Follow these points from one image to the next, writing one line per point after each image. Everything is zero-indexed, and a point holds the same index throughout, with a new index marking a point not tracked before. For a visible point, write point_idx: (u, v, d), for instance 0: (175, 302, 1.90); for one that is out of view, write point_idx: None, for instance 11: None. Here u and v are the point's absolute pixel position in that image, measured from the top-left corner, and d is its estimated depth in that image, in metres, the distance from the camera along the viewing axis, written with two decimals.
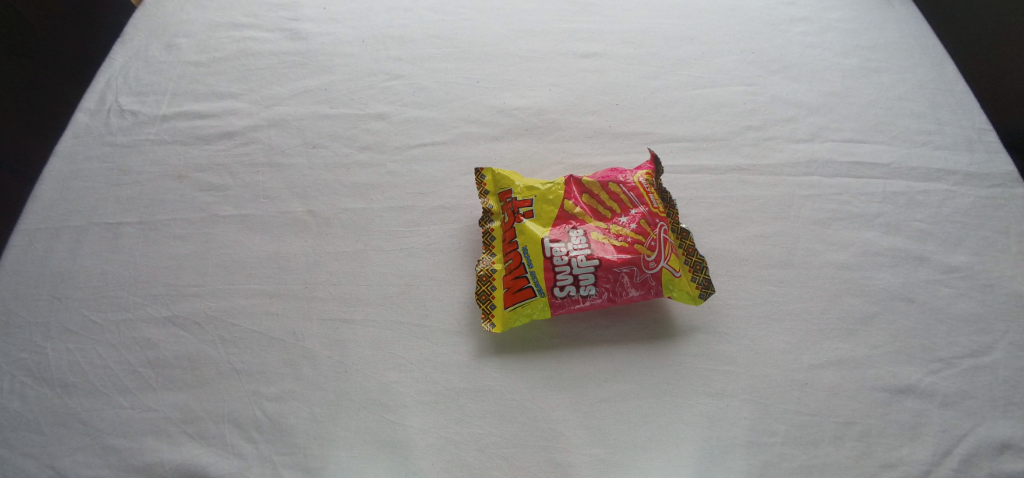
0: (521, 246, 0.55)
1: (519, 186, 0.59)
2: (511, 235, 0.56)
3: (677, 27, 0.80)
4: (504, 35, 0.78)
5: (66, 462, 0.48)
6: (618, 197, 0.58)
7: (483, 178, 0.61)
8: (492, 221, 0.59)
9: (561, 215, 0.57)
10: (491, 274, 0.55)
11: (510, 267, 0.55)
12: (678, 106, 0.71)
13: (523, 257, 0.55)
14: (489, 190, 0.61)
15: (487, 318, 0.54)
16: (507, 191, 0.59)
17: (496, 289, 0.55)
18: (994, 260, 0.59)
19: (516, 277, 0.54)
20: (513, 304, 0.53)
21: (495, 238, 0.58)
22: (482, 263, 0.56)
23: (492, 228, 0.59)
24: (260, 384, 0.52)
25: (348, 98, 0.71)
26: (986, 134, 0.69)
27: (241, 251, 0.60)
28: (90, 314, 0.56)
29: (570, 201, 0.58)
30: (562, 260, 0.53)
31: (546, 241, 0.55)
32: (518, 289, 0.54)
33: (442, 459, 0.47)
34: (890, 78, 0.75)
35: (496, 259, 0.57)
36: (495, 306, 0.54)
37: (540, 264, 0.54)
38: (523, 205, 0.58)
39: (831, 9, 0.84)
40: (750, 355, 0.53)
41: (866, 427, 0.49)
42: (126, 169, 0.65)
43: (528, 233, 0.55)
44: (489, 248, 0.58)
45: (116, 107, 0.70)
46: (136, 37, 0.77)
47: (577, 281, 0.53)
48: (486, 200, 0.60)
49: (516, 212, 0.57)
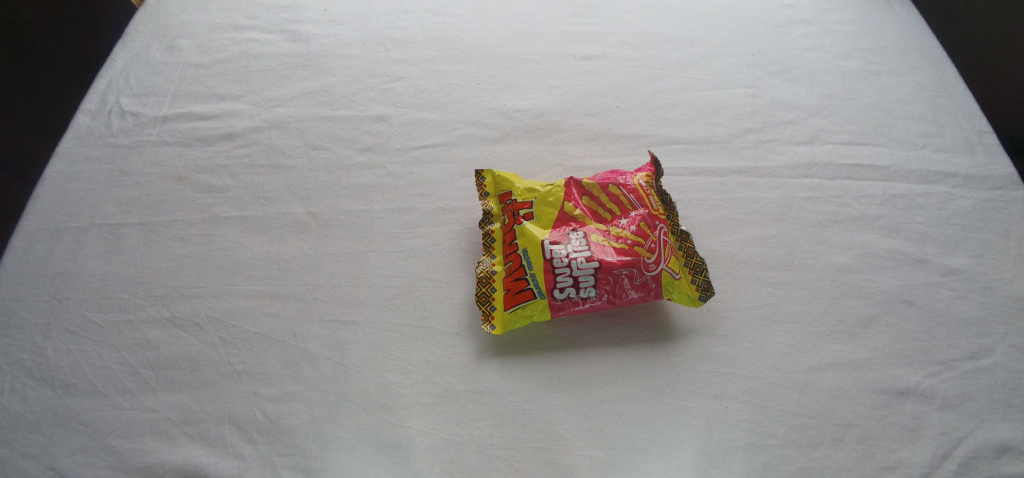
0: (521, 248, 0.55)
1: (519, 188, 0.59)
2: (511, 237, 0.56)
3: (677, 30, 0.80)
4: (504, 37, 0.78)
5: (66, 463, 0.48)
6: (617, 199, 0.59)
7: (483, 180, 0.61)
8: (492, 222, 0.59)
9: (561, 217, 0.58)
10: (490, 276, 0.55)
11: (510, 269, 0.55)
12: (678, 109, 0.72)
13: (523, 259, 0.55)
14: (489, 191, 0.61)
15: (487, 319, 0.54)
16: (507, 193, 0.59)
17: (496, 291, 0.55)
18: (994, 262, 0.59)
19: (516, 279, 0.54)
20: (512, 306, 0.53)
21: (495, 240, 0.58)
22: (482, 265, 0.56)
23: (492, 230, 0.59)
24: (261, 385, 0.52)
25: (349, 100, 0.71)
26: (986, 137, 0.69)
27: (241, 253, 0.60)
28: (91, 315, 0.56)
29: (570, 203, 0.58)
30: (561, 262, 0.54)
31: (546, 243, 0.55)
32: (518, 291, 0.54)
33: (442, 460, 0.48)
34: (890, 80, 0.75)
35: (495, 261, 0.57)
36: (495, 308, 0.54)
37: (540, 266, 0.54)
38: (523, 207, 0.58)
39: (830, 12, 0.84)
40: (749, 357, 0.53)
41: (865, 429, 0.49)
42: (127, 170, 0.65)
43: (529, 235, 0.55)
44: (489, 250, 0.58)
45: (117, 108, 0.70)
46: (137, 38, 0.77)
47: (576, 283, 0.53)
48: (486, 201, 0.60)
49: (517, 214, 0.57)
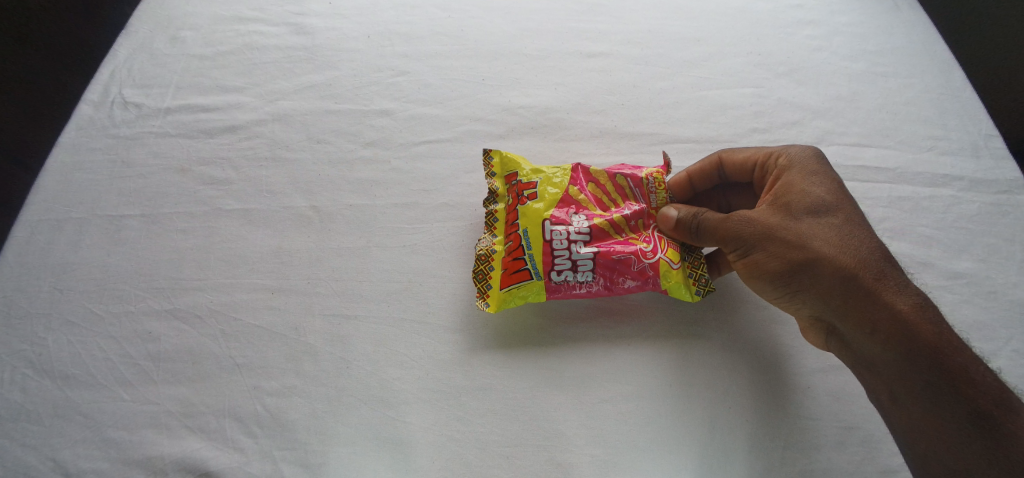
0: (522, 228, 0.53)
1: (525, 169, 0.56)
2: (512, 217, 0.54)
3: (684, 28, 0.79)
4: (511, 33, 0.76)
5: (66, 455, 0.49)
6: (623, 191, 0.56)
7: (490, 160, 0.58)
8: (496, 203, 0.57)
9: (564, 199, 0.54)
10: (490, 254, 0.54)
11: (510, 249, 0.53)
12: (684, 108, 0.71)
13: (522, 239, 0.52)
14: (496, 172, 0.58)
15: (482, 297, 0.53)
16: (513, 175, 0.57)
17: (493, 270, 0.53)
18: (999, 268, 0.60)
19: (515, 259, 0.52)
20: (508, 286, 0.52)
21: (497, 220, 0.56)
22: (482, 243, 0.55)
23: (496, 210, 0.57)
24: (261, 379, 0.52)
25: (353, 94, 0.70)
26: (993, 140, 0.69)
27: (244, 246, 0.60)
28: (91, 306, 0.56)
29: (576, 187, 0.55)
30: (561, 244, 0.51)
31: (547, 223, 0.52)
32: (516, 272, 0.52)
33: (442, 457, 0.48)
34: (897, 83, 0.74)
35: (496, 240, 0.55)
36: (492, 286, 0.53)
37: (539, 247, 0.52)
38: (528, 188, 0.55)
39: (839, 12, 0.82)
40: (750, 359, 0.53)
41: (867, 432, 0.50)
42: (130, 162, 0.65)
43: (530, 215, 0.53)
44: (490, 230, 0.56)
45: (120, 99, 0.69)
46: (141, 28, 0.74)
47: (575, 266, 0.51)
48: (493, 181, 0.58)
49: (521, 194, 0.55)
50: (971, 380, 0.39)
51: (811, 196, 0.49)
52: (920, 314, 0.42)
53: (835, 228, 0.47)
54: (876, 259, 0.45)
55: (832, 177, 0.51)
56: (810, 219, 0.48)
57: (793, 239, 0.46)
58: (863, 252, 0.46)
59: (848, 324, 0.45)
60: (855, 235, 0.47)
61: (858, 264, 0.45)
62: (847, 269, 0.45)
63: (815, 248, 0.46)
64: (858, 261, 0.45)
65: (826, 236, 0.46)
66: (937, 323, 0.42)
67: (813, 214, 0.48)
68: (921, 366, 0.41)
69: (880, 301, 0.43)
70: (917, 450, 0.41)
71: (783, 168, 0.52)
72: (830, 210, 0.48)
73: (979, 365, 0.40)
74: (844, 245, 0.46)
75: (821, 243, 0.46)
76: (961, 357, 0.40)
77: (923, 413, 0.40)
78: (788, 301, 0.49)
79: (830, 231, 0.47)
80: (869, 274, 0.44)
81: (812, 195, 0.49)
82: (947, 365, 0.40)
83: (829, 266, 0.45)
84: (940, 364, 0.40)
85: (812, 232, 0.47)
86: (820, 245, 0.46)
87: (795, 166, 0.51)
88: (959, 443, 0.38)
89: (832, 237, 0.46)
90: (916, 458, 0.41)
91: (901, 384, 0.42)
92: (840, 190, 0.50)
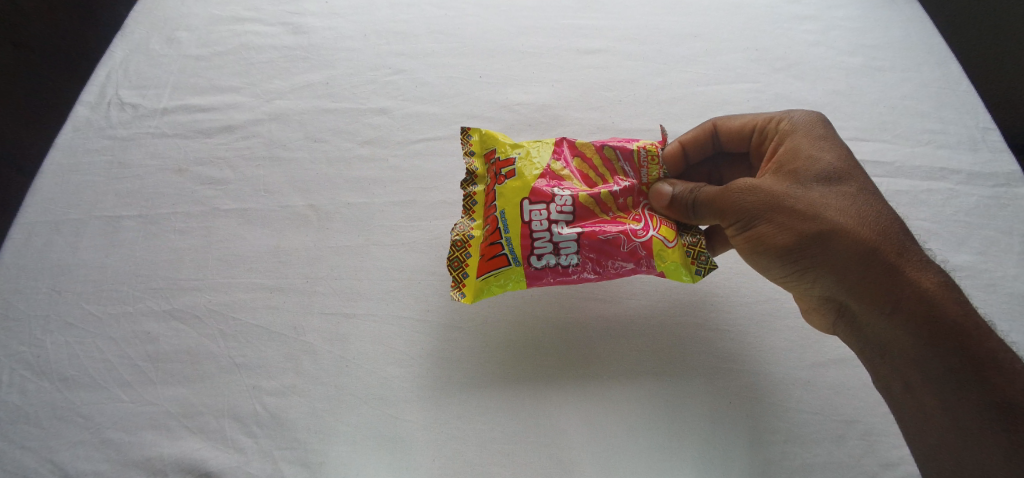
0: (499, 210, 0.51)
1: (504, 146, 0.54)
2: (490, 199, 0.52)
3: (681, 24, 0.79)
4: (507, 31, 0.76)
5: (65, 456, 0.49)
6: (611, 165, 0.55)
7: (468, 138, 0.57)
8: (475, 184, 0.56)
9: (548, 176, 0.53)
10: (466, 240, 0.52)
11: (487, 233, 0.51)
12: (681, 104, 0.71)
13: (499, 221, 0.50)
14: (476, 151, 0.56)
15: (458, 287, 0.51)
16: (491, 152, 0.55)
17: (471, 257, 0.52)
18: (998, 260, 0.60)
19: (491, 244, 0.50)
20: (485, 274, 0.50)
21: (475, 203, 0.55)
22: (459, 229, 0.53)
23: (475, 192, 0.55)
24: (261, 379, 0.52)
25: (350, 93, 0.70)
26: (990, 133, 0.69)
27: (242, 245, 0.60)
28: (90, 308, 0.56)
29: (559, 163, 0.54)
30: (540, 226, 0.50)
31: (525, 204, 0.50)
32: (493, 258, 0.50)
33: (442, 455, 0.48)
34: (894, 77, 0.74)
35: (474, 225, 0.54)
36: (468, 275, 0.51)
37: (517, 230, 0.50)
38: (506, 165, 0.53)
39: (836, 7, 0.82)
40: (750, 353, 0.53)
41: (867, 425, 0.50)
42: (126, 163, 0.65)
43: (507, 196, 0.51)
44: (469, 213, 0.55)
45: (116, 100, 0.69)
46: (137, 29, 0.74)
47: (556, 250, 0.50)
48: (472, 161, 0.57)
49: (499, 173, 0.53)
50: (999, 367, 0.38)
51: (819, 164, 0.48)
52: (943, 291, 0.41)
53: (844, 198, 0.46)
54: (892, 231, 0.45)
55: (838, 144, 0.50)
56: (819, 189, 0.47)
57: (804, 211, 0.45)
58: (875, 224, 0.45)
59: (862, 302, 0.44)
60: (865, 205, 0.46)
61: (875, 238, 0.44)
62: (859, 242, 0.44)
63: (827, 218, 0.45)
64: (872, 233, 0.44)
65: (838, 206, 0.46)
66: (961, 302, 0.41)
67: (821, 183, 0.47)
68: (943, 349, 0.40)
69: (902, 278, 0.42)
70: (930, 441, 0.41)
71: (786, 135, 0.52)
72: (839, 179, 0.47)
73: (1006, 351, 0.39)
74: (855, 216, 0.45)
75: (833, 214, 0.45)
76: (989, 342, 0.39)
77: (939, 400, 0.40)
78: (796, 280, 0.48)
79: (840, 201, 0.46)
80: (884, 247, 0.43)
81: (818, 164, 0.48)
82: (974, 350, 0.39)
83: (838, 237, 0.44)
84: (966, 348, 0.39)
85: (822, 202, 0.46)
86: (831, 216, 0.45)
87: (800, 132, 0.51)
88: (982, 434, 0.37)
89: (843, 208, 0.46)
90: (928, 449, 0.41)
91: (921, 373, 0.41)
92: (847, 158, 0.49)
